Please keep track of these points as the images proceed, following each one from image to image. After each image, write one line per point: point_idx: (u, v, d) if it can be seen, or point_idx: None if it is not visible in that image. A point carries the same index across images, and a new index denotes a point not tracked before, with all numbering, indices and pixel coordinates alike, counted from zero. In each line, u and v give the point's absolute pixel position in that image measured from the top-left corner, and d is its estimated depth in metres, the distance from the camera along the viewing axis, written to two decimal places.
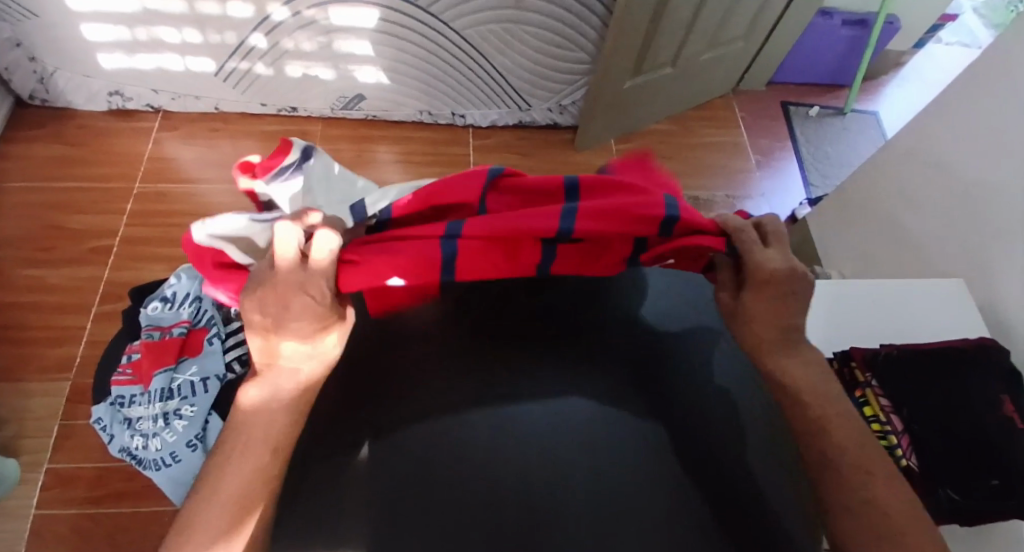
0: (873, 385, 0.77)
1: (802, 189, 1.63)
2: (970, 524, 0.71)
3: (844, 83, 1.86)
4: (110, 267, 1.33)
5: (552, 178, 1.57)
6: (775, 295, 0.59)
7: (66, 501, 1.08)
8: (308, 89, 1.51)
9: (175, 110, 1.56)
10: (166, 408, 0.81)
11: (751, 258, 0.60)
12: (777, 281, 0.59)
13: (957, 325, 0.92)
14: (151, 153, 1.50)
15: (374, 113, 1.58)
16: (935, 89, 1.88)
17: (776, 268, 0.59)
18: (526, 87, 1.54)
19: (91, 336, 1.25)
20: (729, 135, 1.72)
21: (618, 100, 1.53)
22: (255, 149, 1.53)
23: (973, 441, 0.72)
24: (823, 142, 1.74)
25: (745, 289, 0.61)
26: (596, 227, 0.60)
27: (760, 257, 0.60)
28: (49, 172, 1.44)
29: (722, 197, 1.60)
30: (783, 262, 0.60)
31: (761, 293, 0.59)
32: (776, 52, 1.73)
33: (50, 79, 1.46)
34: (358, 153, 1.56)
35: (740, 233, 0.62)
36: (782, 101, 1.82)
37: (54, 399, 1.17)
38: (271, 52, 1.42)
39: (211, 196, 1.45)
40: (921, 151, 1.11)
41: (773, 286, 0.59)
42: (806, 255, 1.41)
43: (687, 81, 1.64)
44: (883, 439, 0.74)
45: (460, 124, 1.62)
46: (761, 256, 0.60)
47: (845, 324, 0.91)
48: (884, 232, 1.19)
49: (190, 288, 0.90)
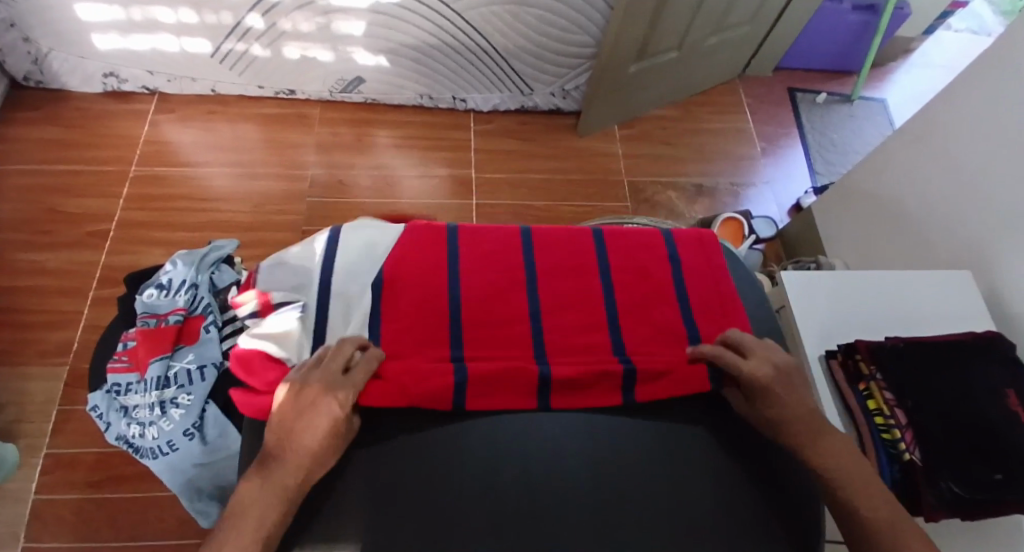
0: (877, 378, 0.77)
1: (807, 176, 1.61)
2: (973, 519, 0.70)
3: (851, 69, 1.83)
4: (107, 251, 1.32)
5: (553, 163, 1.55)
6: (781, 398, 0.61)
7: (66, 485, 1.08)
8: (307, 72, 1.48)
9: (172, 92, 1.53)
10: (163, 397, 0.80)
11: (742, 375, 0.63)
12: (772, 387, 0.62)
13: (962, 317, 0.90)
14: (148, 136, 1.48)
15: (373, 96, 1.56)
16: (943, 76, 1.85)
17: (767, 374, 0.63)
18: (528, 71, 1.51)
19: (89, 320, 1.24)
20: (733, 122, 1.69)
21: (622, 85, 1.51)
22: (252, 132, 1.51)
23: (976, 434, 0.71)
24: (829, 129, 1.72)
25: (752, 400, 0.63)
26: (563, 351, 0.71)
27: (749, 369, 0.63)
28: (45, 154, 1.42)
29: (726, 184, 1.58)
30: (769, 365, 0.64)
31: (770, 401, 0.62)
32: (782, 37, 1.69)
33: (44, 61, 1.43)
34: (357, 137, 1.53)
35: (720, 356, 0.66)
36: (788, 87, 1.79)
37: (53, 383, 1.17)
38: (269, 33, 1.39)
39: (209, 180, 1.43)
40: (927, 140, 1.09)
41: (776, 390, 0.62)
42: (810, 244, 1.40)
43: (692, 66, 1.62)
44: (886, 432, 0.73)
45: (462, 108, 1.59)
46: (748, 367, 0.63)
47: (853, 316, 0.89)
48: (889, 222, 1.17)
49: (186, 275, 0.88)
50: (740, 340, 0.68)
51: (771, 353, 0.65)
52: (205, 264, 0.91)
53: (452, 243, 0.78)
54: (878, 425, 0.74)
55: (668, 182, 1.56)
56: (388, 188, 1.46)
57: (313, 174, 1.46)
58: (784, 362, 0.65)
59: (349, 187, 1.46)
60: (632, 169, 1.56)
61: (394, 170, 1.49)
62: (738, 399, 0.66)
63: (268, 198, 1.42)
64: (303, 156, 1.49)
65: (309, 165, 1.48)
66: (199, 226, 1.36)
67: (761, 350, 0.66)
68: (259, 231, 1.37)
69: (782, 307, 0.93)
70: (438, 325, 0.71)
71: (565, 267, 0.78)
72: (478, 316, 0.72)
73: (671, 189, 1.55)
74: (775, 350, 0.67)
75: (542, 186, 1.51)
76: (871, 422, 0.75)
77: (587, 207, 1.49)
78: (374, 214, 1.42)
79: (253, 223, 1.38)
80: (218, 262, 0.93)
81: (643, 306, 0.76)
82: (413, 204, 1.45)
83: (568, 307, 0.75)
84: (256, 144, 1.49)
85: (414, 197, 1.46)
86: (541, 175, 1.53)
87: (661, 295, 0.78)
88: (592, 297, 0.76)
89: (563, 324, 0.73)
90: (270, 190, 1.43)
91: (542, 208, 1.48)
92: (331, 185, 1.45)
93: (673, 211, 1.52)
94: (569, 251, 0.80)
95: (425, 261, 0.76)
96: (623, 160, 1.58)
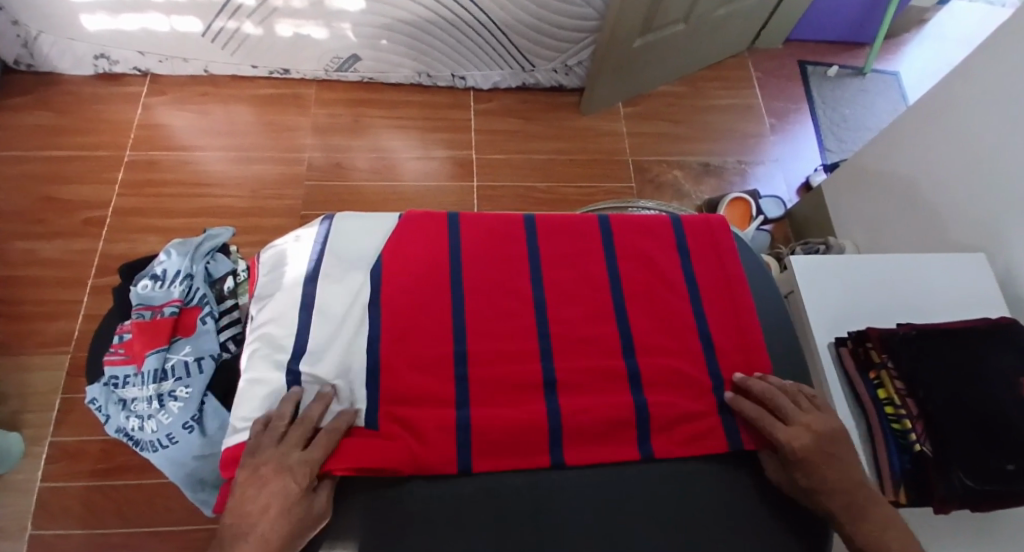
0: (888, 366, 0.75)
1: (816, 154, 1.57)
2: (980, 509, 0.69)
3: (864, 41, 1.77)
4: (104, 239, 1.30)
5: (555, 144, 1.51)
6: (819, 471, 0.61)
7: (71, 475, 1.08)
8: (301, 51, 1.44)
9: (164, 74, 1.50)
10: (161, 390, 0.80)
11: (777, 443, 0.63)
12: (813, 459, 0.61)
13: (976, 303, 0.88)
14: (142, 120, 1.45)
15: (370, 75, 1.52)
16: (959, 48, 1.79)
17: (807, 445, 0.62)
18: (529, 46, 1.46)
19: (88, 309, 1.23)
20: (741, 97, 1.64)
21: (627, 60, 1.46)
22: (248, 115, 1.48)
23: (988, 424, 0.69)
24: (840, 104, 1.67)
25: (787, 467, 0.63)
26: (572, 374, 0.69)
27: (786, 438, 0.62)
28: (38, 140, 1.39)
29: (733, 162, 1.54)
30: (808, 434, 0.63)
31: (809, 472, 0.61)
32: (793, 8, 1.63)
33: (34, 43, 1.40)
34: (354, 119, 1.50)
35: (759, 421, 0.65)
36: (799, 60, 1.73)
37: (56, 373, 1.17)
38: (260, 10, 1.34)
39: (205, 164, 1.40)
40: (942, 117, 1.05)
41: (817, 461, 0.61)
42: (819, 225, 1.37)
43: (698, 40, 1.56)
44: (896, 423, 0.72)
45: (461, 86, 1.55)
46: (784, 435, 0.63)
47: (863, 300, 0.87)
48: (901, 202, 1.14)
49: (180, 265, 0.86)
50: (782, 402, 0.66)
51: (812, 419, 0.64)
52: (200, 254, 0.89)
53: (454, 240, 0.76)
54: (888, 415, 0.73)
55: (674, 161, 1.52)
56: (388, 171, 1.43)
57: (311, 158, 1.44)
58: (828, 431, 0.63)
59: (347, 170, 1.43)
60: (636, 149, 1.53)
61: (394, 153, 1.46)
62: (773, 465, 0.65)
63: (266, 183, 1.39)
64: (299, 139, 1.46)
65: (305, 148, 1.45)
66: (197, 212, 1.34)
67: (805, 415, 0.64)
68: (256, 217, 1.35)
69: (791, 292, 0.91)
70: (441, 323, 0.70)
71: (570, 259, 0.77)
72: (482, 324, 0.70)
73: (676, 168, 1.51)
74: (819, 415, 0.65)
75: (543, 167, 1.48)
76: (881, 412, 0.74)
77: (590, 188, 1.46)
78: (372, 198, 1.40)
79: (250, 208, 1.36)
80: (213, 251, 0.91)
81: (651, 296, 0.75)
82: (413, 187, 1.42)
83: (576, 301, 0.74)
84: (251, 127, 1.46)
85: (414, 180, 1.43)
86: (542, 156, 1.49)
87: (669, 286, 0.76)
88: (600, 294, 0.74)
89: (571, 319, 0.72)
90: (267, 174, 1.41)
91: (545, 190, 1.45)
92: (329, 169, 1.43)
93: (678, 192, 1.48)
94: (575, 240, 0.78)
95: (426, 255, 0.74)
96: (628, 139, 1.54)
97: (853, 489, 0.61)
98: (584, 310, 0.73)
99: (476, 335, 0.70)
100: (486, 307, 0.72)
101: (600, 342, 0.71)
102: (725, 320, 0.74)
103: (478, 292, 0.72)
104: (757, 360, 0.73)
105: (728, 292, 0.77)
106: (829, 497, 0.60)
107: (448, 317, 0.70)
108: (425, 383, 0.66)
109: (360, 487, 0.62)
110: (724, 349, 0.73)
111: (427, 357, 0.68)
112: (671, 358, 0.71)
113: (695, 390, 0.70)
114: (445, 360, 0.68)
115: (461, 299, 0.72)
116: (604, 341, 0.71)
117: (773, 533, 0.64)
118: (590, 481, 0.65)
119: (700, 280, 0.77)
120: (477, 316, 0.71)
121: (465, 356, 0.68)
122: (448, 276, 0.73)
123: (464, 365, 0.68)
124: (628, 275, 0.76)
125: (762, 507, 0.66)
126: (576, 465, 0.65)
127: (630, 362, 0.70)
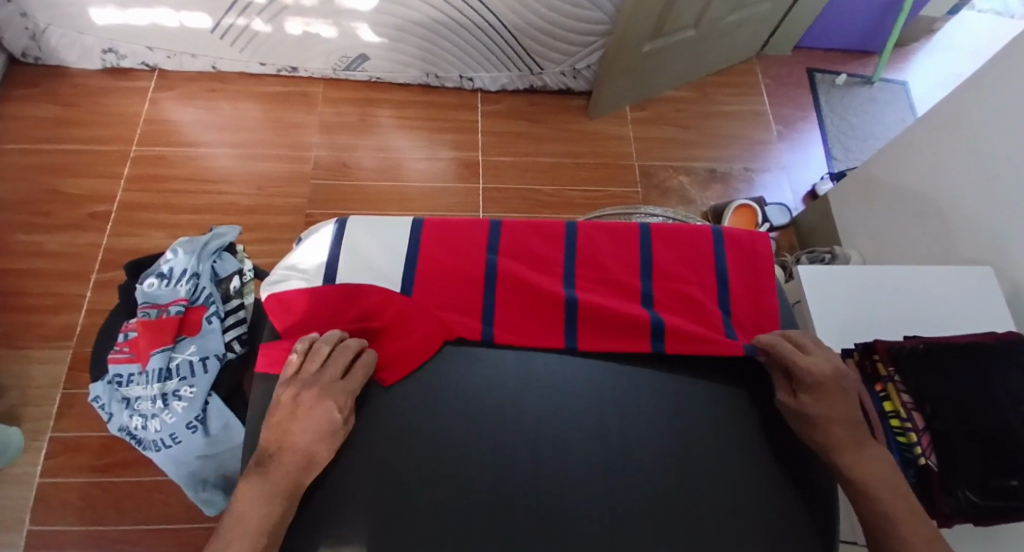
0: (895, 380, 0.75)
1: (823, 162, 1.57)
2: (986, 525, 0.68)
3: (873, 49, 1.77)
4: (109, 233, 1.30)
5: (562, 147, 1.51)
6: (831, 396, 0.63)
7: (71, 469, 1.08)
8: (309, 48, 1.44)
9: (172, 69, 1.49)
10: (165, 389, 0.80)
11: (799, 368, 0.65)
12: (828, 385, 0.63)
13: (984, 316, 0.87)
14: (148, 115, 1.44)
15: (378, 75, 1.52)
16: (969, 60, 1.78)
17: (825, 373, 0.64)
18: (538, 49, 1.46)
19: (92, 304, 1.23)
20: (749, 104, 1.64)
21: (636, 64, 1.45)
22: (254, 112, 1.47)
23: (994, 441, 0.69)
24: (848, 112, 1.66)
25: (799, 393, 0.65)
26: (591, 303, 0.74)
27: (806, 364, 0.65)
28: (44, 133, 1.39)
29: (739, 169, 1.54)
30: (828, 364, 0.65)
31: (819, 396, 0.64)
32: (804, 15, 1.63)
33: (42, 36, 1.39)
34: (361, 117, 1.50)
35: (779, 348, 0.67)
36: (807, 67, 1.73)
37: (57, 367, 1.17)
38: (270, 8, 1.34)
39: (210, 160, 1.40)
40: (955, 130, 1.04)
41: (832, 388, 0.63)
42: (825, 234, 1.37)
43: (708, 46, 1.56)
44: (902, 436, 0.72)
45: (468, 87, 1.55)
46: (806, 362, 0.65)
47: (871, 311, 0.87)
48: (911, 213, 1.13)
49: (187, 264, 0.87)
50: (800, 338, 0.69)
51: (830, 355, 0.67)
52: (206, 252, 0.89)
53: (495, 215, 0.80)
54: (894, 428, 0.73)
55: (680, 166, 1.52)
56: (393, 171, 1.43)
57: (317, 156, 1.43)
58: (842, 365, 0.66)
59: (353, 169, 1.43)
60: (642, 153, 1.52)
61: (400, 152, 1.46)
62: (783, 392, 0.67)
63: (271, 180, 1.39)
64: (306, 137, 1.46)
65: (311, 146, 1.44)
66: (201, 209, 1.34)
67: (821, 351, 0.67)
68: (261, 214, 1.35)
69: (798, 301, 0.92)
70: (473, 272, 0.75)
71: (605, 224, 0.80)
72: (510, 275, 0.75)
73: (682, 174, 1.51)
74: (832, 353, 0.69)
75: (550, 170, 1.47)
76: (886, 425, 0.74)
77: (596, 192, 1.46)
78: (378, 198, 1.39)
79: (255, 206, 1.36)
80: (220, 250, 0.91)
81: (679, 238, 0.79)
82: (418, 189, 1.42)
83: (605, 256, 0.78)
84: (257, 123, 1.46)
85: (419, 181, 1.43)
86: (549, 159, 1.49)
87: (697, 249, 0.79)
88: (628, 243, 0.79)
89: (597, 267, 0.78)
90: (272, 171, 1.40)
91: (550, 193, 1.44)
92: (334, 168, 1.42)
93: (683, 197, 1.48)
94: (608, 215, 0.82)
95: (462, 227, 0.78)
96: (634, 143, 1.54)
97: (856, 421, 0.62)
98: (613, 233, 0.79)
99: (505, 284, 0.75)
100: (529, 235, 0.79)
101: (621, 265, 0.78)
102: (744, 276, 0.78)
103: (512, 252, 0.77)
104: (765, 290, 0.78)
105: (749, 265, 0.79)
106: (834, 428, 0.62)
107: (478, 267, 0.75)
108: (456, 293, 0.74)
109: (366, 478, 0.63)
110: (735, 281, 0.78)
111: (455, 303, 0.73)
112: (685, 284, 0.77)
113: (705, 314, 0.75)
114: (476, 301, 0.74)
115: (498, 231, 0.78)
116: (625, 263, 0.78)
117: (783, 527, 0.63)
118: (598, 481, 0.65)
119: (728, 241, 0.80)
120: (509, 263, 0.76)
121: (495, 271, 0.75)
122: (485, 243, 0.77)
123: (491, 302, 0.74)
124: (658, 234, 0.79)
125: (759, 515, 0.64)
126: (583, 467, 0.65)
127: (646, 285, 0.77)
